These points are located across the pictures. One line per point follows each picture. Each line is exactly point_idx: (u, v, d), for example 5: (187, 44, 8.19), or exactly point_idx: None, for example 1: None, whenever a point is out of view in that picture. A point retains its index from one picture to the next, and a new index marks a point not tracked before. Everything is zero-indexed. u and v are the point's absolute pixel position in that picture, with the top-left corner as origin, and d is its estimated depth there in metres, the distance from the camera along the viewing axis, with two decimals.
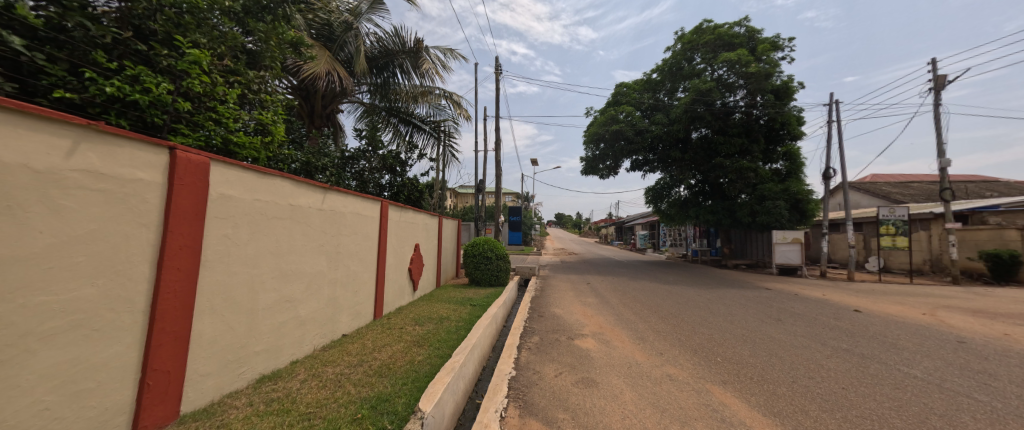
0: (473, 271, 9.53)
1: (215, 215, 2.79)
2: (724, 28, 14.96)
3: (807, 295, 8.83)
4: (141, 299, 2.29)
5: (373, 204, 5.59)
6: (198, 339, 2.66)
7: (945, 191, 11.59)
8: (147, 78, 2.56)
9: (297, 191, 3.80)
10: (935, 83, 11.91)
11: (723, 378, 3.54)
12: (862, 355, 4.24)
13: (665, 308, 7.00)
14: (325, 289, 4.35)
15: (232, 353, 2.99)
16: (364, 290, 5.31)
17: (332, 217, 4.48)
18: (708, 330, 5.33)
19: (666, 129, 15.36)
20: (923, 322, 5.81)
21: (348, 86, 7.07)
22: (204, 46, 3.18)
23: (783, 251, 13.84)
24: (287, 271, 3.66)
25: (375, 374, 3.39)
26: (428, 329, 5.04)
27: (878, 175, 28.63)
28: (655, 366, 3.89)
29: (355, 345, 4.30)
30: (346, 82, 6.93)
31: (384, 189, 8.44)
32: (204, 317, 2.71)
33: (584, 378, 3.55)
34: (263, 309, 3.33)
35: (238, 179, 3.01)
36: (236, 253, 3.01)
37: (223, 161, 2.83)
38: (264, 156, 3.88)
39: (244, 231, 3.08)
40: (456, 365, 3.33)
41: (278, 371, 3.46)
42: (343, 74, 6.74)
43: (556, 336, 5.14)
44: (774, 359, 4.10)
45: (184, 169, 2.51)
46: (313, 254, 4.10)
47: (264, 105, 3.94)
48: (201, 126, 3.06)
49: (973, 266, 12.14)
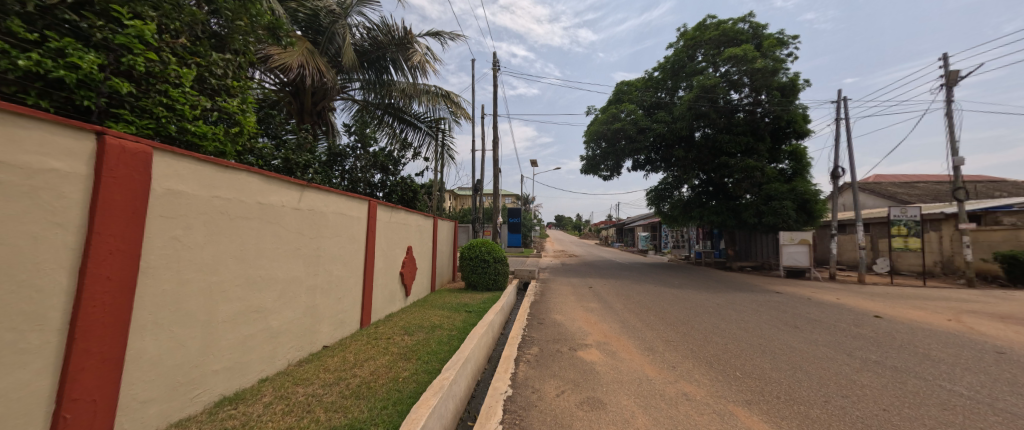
0: (470, 275, 9.10)
1: (159, 214, 2.38)
2: (727, 24, 14.67)
3: (820, 299, 8.39)
4: (56, 315, 1.89)
5: (361, 204, 5.21)
6: (136, 359, 2.25)
7: (959, 190, 11.21)
8: (74, 52, 2.19)
9: (268, 187, 3.40)
10: (947, 79, 11.57)
11: (747, 397, 3.14)
12: (896, 369, 3.84)
13: (672, 314, 6.60)
14: (302, 296, 3.94)
15: (184, 374, 2.59)
16: (348, 296, 4.91)
17: (311, 218, 4.08)
18: (723, 339, 4.93)
19: (669, 127, 14.95)
20: (951, 330, 5.41)
21: (332, 80, 6.83)
22: (152, 20, 2.81)
23: (791, 253, 13.42)
24: (254, 278, 3.25)
25: (352, 395, 2.99)
26: (417, 340, 4.61)
27: (880, 176, 28.24)
28: (667, 383, 3.49)
29: (334, 359, 3.89)
30: (328, 75, 6.63)
31: (376, 189, 8.04)
32: (144, 335, 2.31)
33: (589, 399, 3.15)
34: (222, 322, 2.91)
35: (191, 173, 2.61)
36: (189, 258, 2.60)
37: (169, 151, 2.43)
38: (232, 149, 3.51)
39: (199, 232, 2.68)
40: (444, 383, 2.93)
41: (242, 392, 3.05)
42: (322, 68, 6.53)
43: (557, 346, 4.74)
44: (799, 374, 3.70)
45: (118, 158, 2.12)
46: (288, 258, 3.71)
47: (230, 92, 3.56)
48: (148, 113, 2.68)
49: (987, 267, 11.78)
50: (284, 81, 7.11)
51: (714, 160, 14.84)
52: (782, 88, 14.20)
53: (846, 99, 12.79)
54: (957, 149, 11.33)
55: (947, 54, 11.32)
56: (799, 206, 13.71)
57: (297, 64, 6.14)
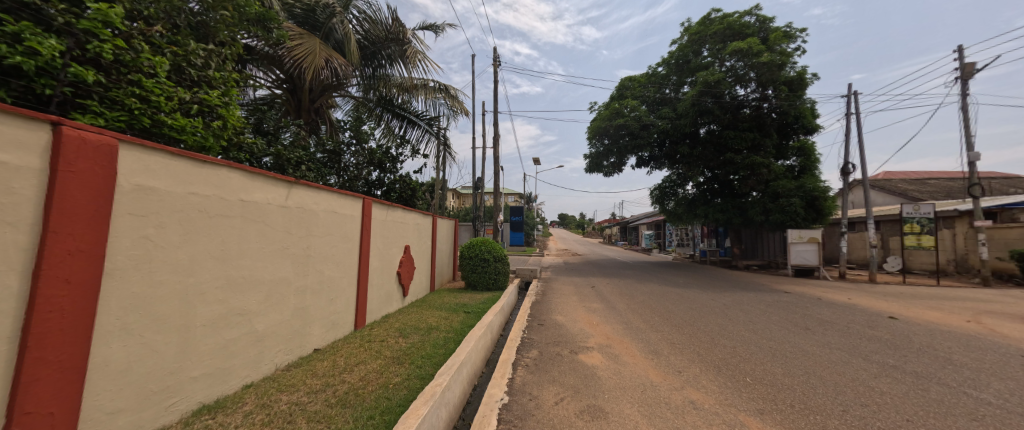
0: (470, 274, 8.94)
1: (128, 211, 2.22)
2: (733, 17, 14.36)
3: (831, 299, 8.12)
4: (8, 321, 1.73)
5: (354, 201, 5.05)
6: (102, 367, 2.10)
7: (975, 187, 10.85)
8: (32, 36, 2.02)
9: (251, 184, 3.23)
10: (962, 72, 11.20)
11: (759, 406, 2.94)
12: (916, 375, 3.62)
13: (677, 315, 6.36)
14: (290, 298, 3.79)
15: (159, 381, 2.44)
16: (341, 297, 4.76)
17: (300, 216, 3.92)
18: (731, 342, 4.72)
19: (673, 123, 14.64)
20: (971, 332, 5.16)
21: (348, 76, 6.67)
22: (122, 5, 2.67)
23: (799, 252, 13.09)
24: (236, 279, 3.09)
25: (338, 403, 2.83)
26: (412, 342, 4.45)
27: (891, 174, 27.62)
28: (673, 390, 3.29)
29: (324, 363, 3.74)
30: (348, 72, 6.55)
31: (373, 187, 7.90)
32: (110, 341, 2.15)
33: (590, 407, 2.96)
34: (201, 325, 2.76)
35: (164, 168, 2.44)
36: (162, 258, 2.44)
37: (139, 144, 2.26)
38: (217, 144, 3.40)
39: (174, 231, 2.52)
40: (436, 389, 2.75)
41: (223, 399, 2.90)
42: (343, 61, 6.32)
43: (558, 349, 4.56)
44: (814, 380, 3.50)
45: (77, 151, 1.95)
46: (274, 258, 3.56)
47: (212, 84, 3.42)
48: (119, 104, 2.54)
49: (1004, 266, 11.44)
50: (281, 78, 6.96)
51: (720, 157, 14.57)
52: (790, 83, 13.88)
53: (857, 93, 12.44)
54: (972, 144, 11.00)
55: (962, 46, 10.95)
56: (808, 204, 13.38)
57: (322, 66, 5.97)
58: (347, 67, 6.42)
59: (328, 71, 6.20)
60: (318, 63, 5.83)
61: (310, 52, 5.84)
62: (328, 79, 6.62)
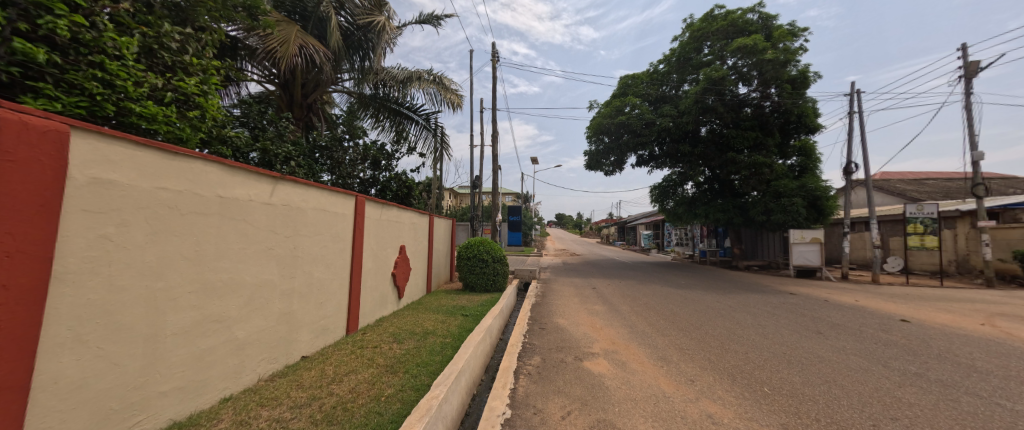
0: (468, 275, 8.69)
1: (82, 208, 1.95)
2: (736, 14, 14.19)
3: (837, 300, 7.95)
4: None
5: (346, 199, 4.78)
6: (49, 385, 1.83)
7: (977, 186, 10.76)
8: None
9: (231, 179, 2.97)
10: (966, 71, 11.09)
11: (784, 421, 2.71)
12: (942, 383, 3.42)
13: (684, 318, 6.14)
14: (275, 303, 3.53)
15: (120, 398, 2.18)
16: (331, 301, 4.49)
17: (286, 214, 3.67)
18: (742, 347, 4.54)
19: (676, 121, 14.27)
20: (987, 336, 4.99)
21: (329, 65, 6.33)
22: None
23: (801, 252, 12.91)
24: (214, 283, 2.84)
25: (324, 420, 2.57)
26: (407, 349, 4.19)
27: (890, 173, 27.66)
28: (687, 402, 3.07)
29: (311, 372, 3.48)
30: (328, 61, 6.25)
31: (368, 184, 7.63)
32: (61, 356, 1.88)
33: (600, 422, 2.73)
34: (172, 335, 2.50)
35: (128, 160, 2.18)
36: (125, 261, 2.18)
37: (97, 130, 2.00)
38: (195, 136, 3.16)
39: (140, 231, 2.26)
40: (433, 403, 2.50)
41: (197, 415, 2.64)
42: (318, 47, 6.00)
43: (561, 355, 4.32)
44: (835, 390, 3.28)
45: (18, 137, 1.67)
46: (257, 260, 3.30)
47: (188, 70, 3.15)
48: (77, 88, 2.27)
49: (1006, 267, 11.33)
50: (272, 73, 6.67)
51: (721, 156, 14.26)
52: (792, 82, 13.73)
53: (860, 91, 12.33)
54: (976, 144, 10.89)
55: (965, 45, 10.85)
56: (810, 204, 13.28)
57: (297, 54, 5.62)
58: (324, 54, 6.10)
59: (304, 60, 5.82)
60: (291, 52, 5.48)
61: (286, 40, 5.55)
62: (309, 68, 6.32)
